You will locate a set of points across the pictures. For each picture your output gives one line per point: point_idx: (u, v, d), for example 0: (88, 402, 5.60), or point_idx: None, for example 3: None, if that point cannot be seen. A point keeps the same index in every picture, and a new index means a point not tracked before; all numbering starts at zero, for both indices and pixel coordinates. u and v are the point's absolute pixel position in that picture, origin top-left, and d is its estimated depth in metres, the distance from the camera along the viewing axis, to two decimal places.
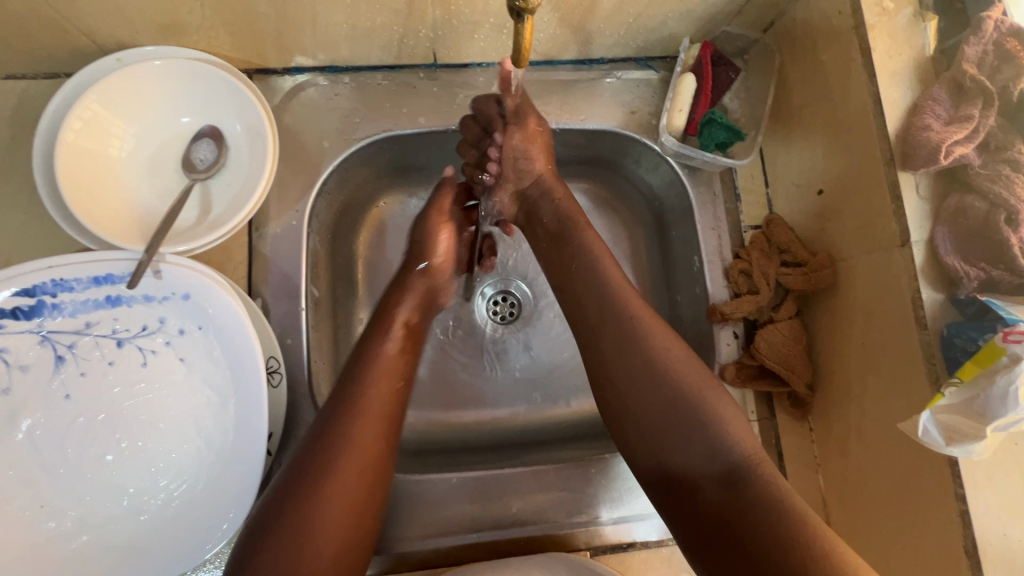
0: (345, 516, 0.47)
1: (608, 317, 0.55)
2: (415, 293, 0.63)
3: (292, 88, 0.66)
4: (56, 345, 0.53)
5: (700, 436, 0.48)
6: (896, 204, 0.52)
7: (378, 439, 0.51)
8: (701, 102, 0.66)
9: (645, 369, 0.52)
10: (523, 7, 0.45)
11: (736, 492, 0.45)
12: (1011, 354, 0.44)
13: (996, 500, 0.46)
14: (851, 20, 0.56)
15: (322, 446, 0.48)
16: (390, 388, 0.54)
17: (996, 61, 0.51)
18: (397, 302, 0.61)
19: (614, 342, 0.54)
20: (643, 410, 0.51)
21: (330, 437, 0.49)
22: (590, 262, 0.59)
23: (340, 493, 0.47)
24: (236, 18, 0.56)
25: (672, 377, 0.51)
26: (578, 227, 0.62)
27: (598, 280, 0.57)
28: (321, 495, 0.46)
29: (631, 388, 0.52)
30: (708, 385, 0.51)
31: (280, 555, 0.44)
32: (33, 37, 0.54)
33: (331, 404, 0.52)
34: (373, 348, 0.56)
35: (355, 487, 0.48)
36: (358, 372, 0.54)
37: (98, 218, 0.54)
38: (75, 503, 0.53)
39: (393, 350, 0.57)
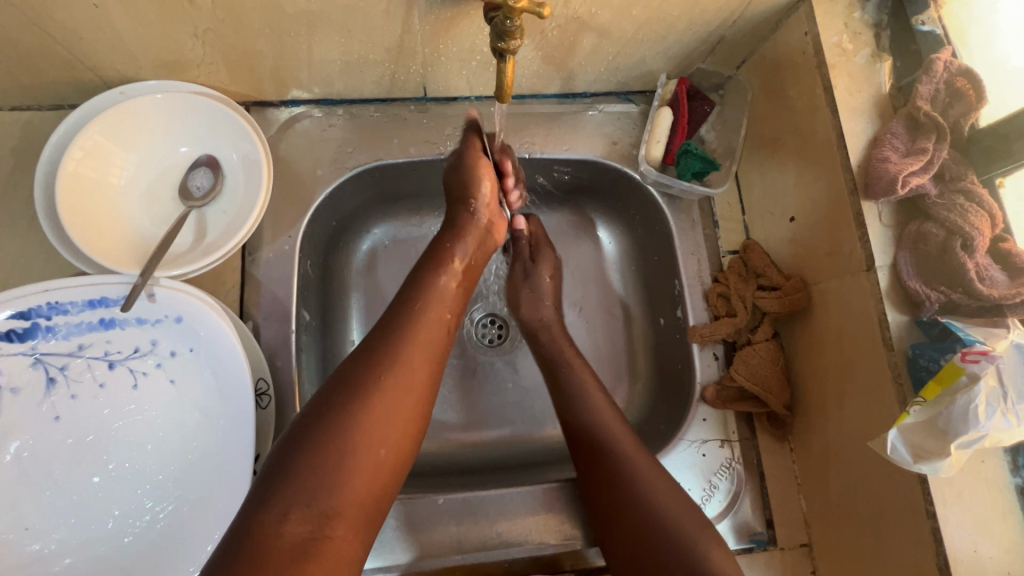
0: (384, 438, 0.46)
1: (597, 446, 0.59)
2: (471, 237, 0.63)
3: (287, 119, 0.70)
4: (48, 367, 0.54)
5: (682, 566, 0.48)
6: (860, 231, 0.55)
7: (424, 365, 0.51)
8: (677, 134, 0.70)
9: (628, 496, 0.54)
10: (504, 48, 0.48)
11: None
12: (970, 372, 0.46)
13: (966, 517, 0.48)
14: (814, 59, 0.59)
15: (368, 366, 0.48)
16: (441, 318, 0.55)
17: (948, 98, 0.54)
18: (456, 241, 0.62)
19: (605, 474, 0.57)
20: (629, 536, 0.52)
21: (376, 358, 0.49)
22: (581, 397, 0.63)
23: (382, 415, 0.46)
24: (235, 54, 0.59)
25: (655, 506, 0.53)
26: (570, 367, 0.67)
27: (580, 397, 0.63)
28: (362, 414, 0.46)
29: (619, 516, 0.54)
30: (692, 512, 0.53)
31: (314, 466, 0.43)
32: (40, 71, 0.57)
33: (379, 329, 0.52)
34: (429, 278, 0.57)
35: (400, 408, 0.47)
36: (413, 300, 0.55)
37: (95, 243, 0.56)
38: (60, 525, 0.53)
39: (449, 282, 0.58)
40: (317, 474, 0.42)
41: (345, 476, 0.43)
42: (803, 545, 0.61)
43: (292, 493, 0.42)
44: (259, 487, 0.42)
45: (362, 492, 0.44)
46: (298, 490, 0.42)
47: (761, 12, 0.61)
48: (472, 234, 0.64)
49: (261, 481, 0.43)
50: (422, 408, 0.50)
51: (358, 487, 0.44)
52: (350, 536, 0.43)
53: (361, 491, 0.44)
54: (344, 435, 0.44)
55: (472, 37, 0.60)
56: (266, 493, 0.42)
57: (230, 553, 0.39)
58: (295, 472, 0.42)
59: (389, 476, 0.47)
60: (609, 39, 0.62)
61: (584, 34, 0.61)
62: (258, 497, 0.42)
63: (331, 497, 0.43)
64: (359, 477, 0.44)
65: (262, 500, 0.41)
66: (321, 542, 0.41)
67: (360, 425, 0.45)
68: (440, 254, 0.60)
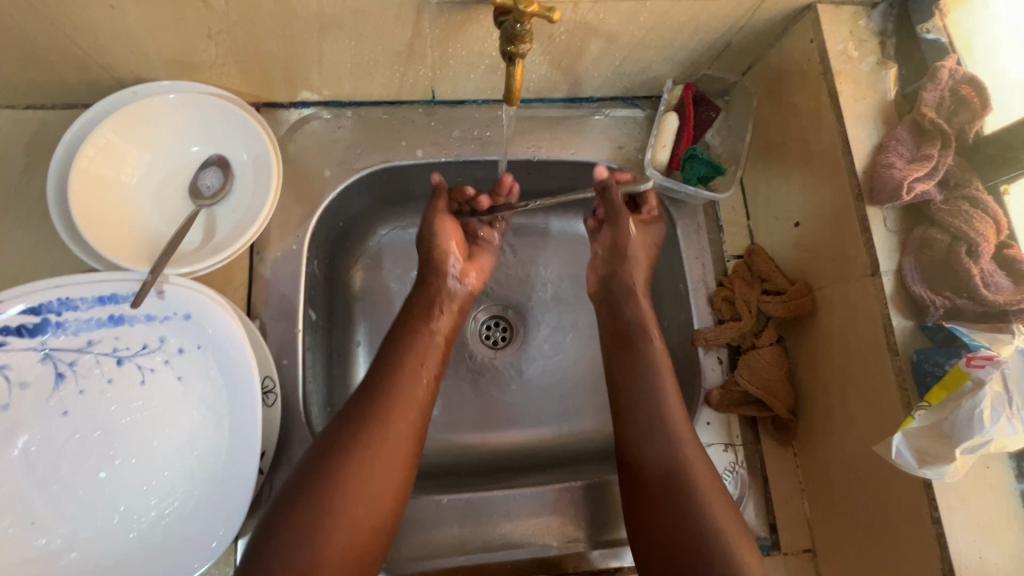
0: (366, 496, 0.52)
1: (656, 433, 0.58)
2: (446, 307, 0.67)
3: (297, 121, 0.70)
4: (57, 362, 0.54)
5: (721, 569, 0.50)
6: (865, 236, 0.55)
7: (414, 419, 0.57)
8: (683, 139, 0.70)
9: (683, 490, 0.55)
10: (514, 52, 0.48)
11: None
12: (976, 377, 0.46)
13: (971, 522, 0.48)
14: (819, 66, 0.60)
15: (352, 427, 0.54)
16: (429, 373, 0.61)
17: (953, 105, 0.55)
18: (439, 301, 0.67)
19: (659, 462, 0.56)
20: (671, 523, 0.53)
21: (359, 420, 0.55)
22: (648, 380, 0.62)
23: (364, 473, 0.52)
24: (247, 55, 0.59)
25: (707, 507, 0.53)
26: (647, 333, 0.66)
27: (650, 377, 0.62)
28: (346, 475, 0.52)
29: (665, 506, 0.54)
30: (733, 517, 0.54)
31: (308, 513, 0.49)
32: (55, 70, 0.58)
33: (366, 390, 0.58)
34: (418, 329, 0.64)
35: (383, 465, 0.53)
36: (405, 356, 0.61)
37: (107, 240, 0.57)
38: (66, 520, 0.53)
39: (432, 338, 0.64)
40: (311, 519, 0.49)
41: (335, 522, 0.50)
42: (806, 551, 0.61)
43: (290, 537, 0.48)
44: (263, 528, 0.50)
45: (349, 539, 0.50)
46: (283, 548, 0.48)
47: (767, 19, 0.62)
48: (442, 297, 0.68)
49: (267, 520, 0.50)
50: (407, 466, 0.55)
51: (344, 538, 0.50)
52: None
53: (350, 539, 0.50)
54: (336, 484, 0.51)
55: (481, 41, 0.60)
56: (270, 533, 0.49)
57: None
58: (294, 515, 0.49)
59: (380, 526, 0.52)
60: (616, 45, 0.63)
61: (591, 39, 0.61)
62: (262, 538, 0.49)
63: (321, 544, 0.49)
64: (347, 523, 0.50)
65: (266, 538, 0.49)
66: None
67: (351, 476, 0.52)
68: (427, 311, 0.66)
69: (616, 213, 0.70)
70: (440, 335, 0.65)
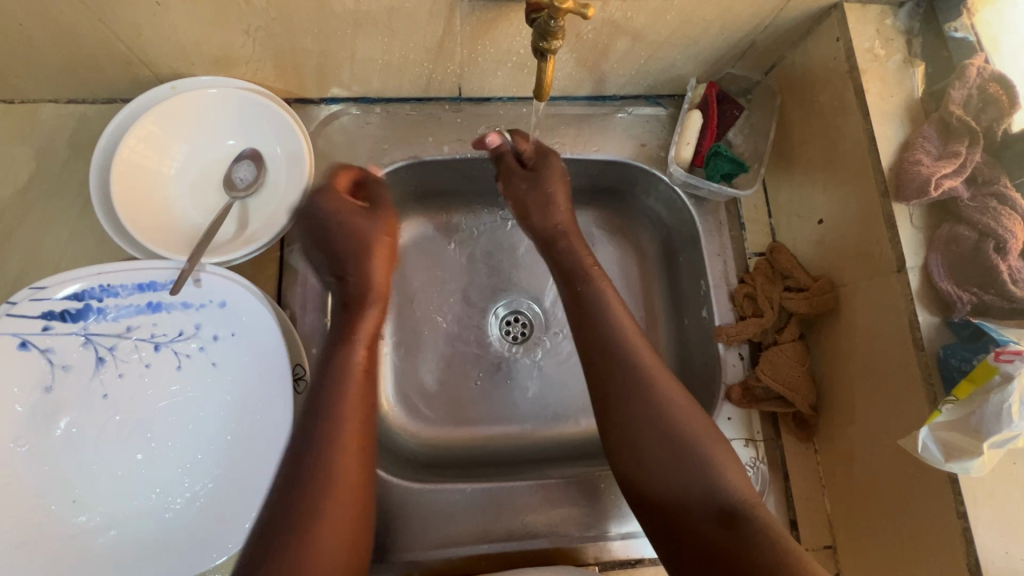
0: (332, 549, 0.50)
1: (617, 363, 0.58)
2: (376, 305, 0.65)
3: (327, 116, 0.72)
4: (98, 346, 0.56)
5: (700, 484, 0.52)
6: (890, 232, 0.55)
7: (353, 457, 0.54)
8: (707, 136, 0.71)
9: (652, 412, 0.55)
10: (546, 48, 0.50)
11: (731, 528, 0.49)
12: (1004, 372, 0.46)
13: (998, 518, 0.48)
14: (845, 65, 0.60)
15: (302, 484, 0.51)
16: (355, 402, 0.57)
17: (980, 104, 0.55)
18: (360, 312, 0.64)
19: (622, 389, 0.57)
20: (648, 442, 0.54)
21: (308, 473, 0.52)
22: (603, 314, 0.62)
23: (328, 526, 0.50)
24: (283, 52, 0.61)
25: (672, 413, 0.55)
26: (587, 278, 0.65)
27: (603, 318, 0.61)
28: (309, 537, 0.49)
29: (634, 428, 0.55)
30: (709, 430, 0.55)
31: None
32: (99, 65, 0.60)
33: (300, 440, 0.54)
34: (328, 366, 0.59)
35: (344, 508, 0.52)
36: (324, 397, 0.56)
37: (147, 230, 0.59)
38: (104, 499, 0.55)
39: (359, 358, 0.60)
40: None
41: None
42: (827, 547, 0.61)
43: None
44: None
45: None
46: None
47: (793, 17, 0.62)
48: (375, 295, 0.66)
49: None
50: (364, 496, 0.54)
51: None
52: None
53: None
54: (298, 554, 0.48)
55: (510, 38, 0.62)
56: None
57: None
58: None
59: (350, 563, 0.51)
60: (643, 43, 0.64)
61: (618, 37, 0.62)
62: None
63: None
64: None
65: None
66: None
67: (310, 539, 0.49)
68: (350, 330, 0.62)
69: (535, 171, 0.71)
70: (363, 353, 0.61)
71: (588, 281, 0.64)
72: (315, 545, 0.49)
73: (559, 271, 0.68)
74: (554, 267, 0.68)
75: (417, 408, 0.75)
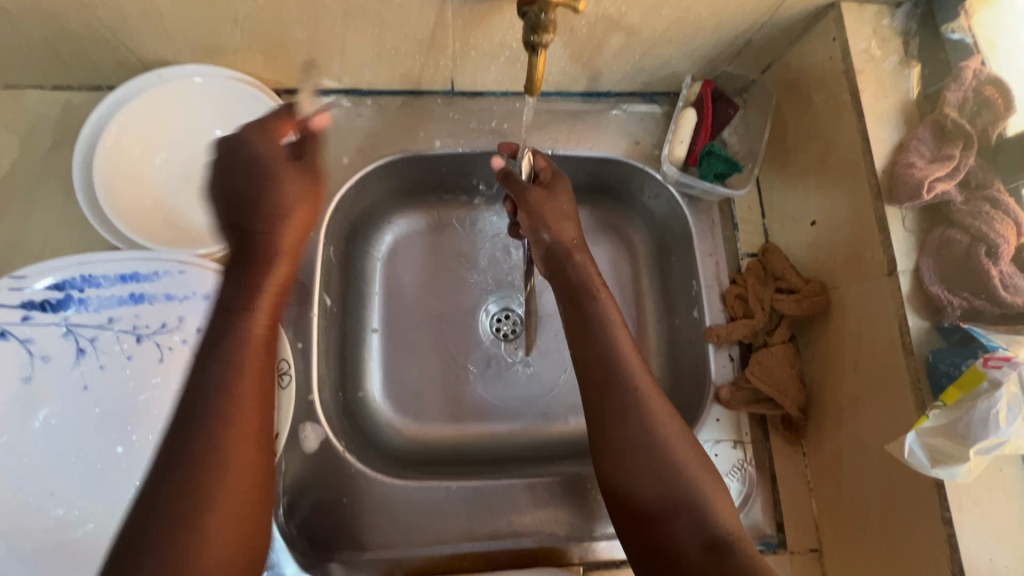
0: (218, 538, 0.41)
1: (611, 384, 0.55)
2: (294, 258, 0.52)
3: (317, 108, 0.71)
4: (78, 338, 0.56)
5: (688, 512, 0.49)
6: (883, 235, 0.55)
7: (248, 439, 0.45)
8: (701, 135, 0.70)
9: (642, 435, 0.52)
10: (537, 42, 0.49)
11: (718, 562, 0.46)
12: (992, 378, 0.46)
13: (983, 524, 0.47)
14: (841, 64, 0.60)
15: (193, 459, 0.42)
16: (255, 371, 0.47)
17: (975, 107, 0.55)
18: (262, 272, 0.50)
19: (616, 410, 0.53)
20: (636, 470, 0.51)
21: (199, 443, 0.43)
22: (601, 332, 0.57)
23: (216, 513, 0.42)
24: (272, 42, 0.60)
25: (664, 436, 0.52)
26: (593, 296, 0.60)
27: (602, 334, 0.57)
28: (190, 524, 0.41)
29: (627, 455, 0.52)
30: (699, 455, 0.52)
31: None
32: (84, 52, 0.59)
33: (191, 407, 0.44)
34: (221, 329, 0.47)
35: (235, 489, 0.43)
36: (210, 362, 0.46)
37: (132, 221, 0.58)
38: (83, 492, 0.54)
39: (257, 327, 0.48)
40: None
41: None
42: (813, 550, 0.61)
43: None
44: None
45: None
46: None
47: (791, 15, 0.62)
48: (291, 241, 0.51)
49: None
50: (263, 475, 0.46)
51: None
52: None
53: None
54: (168, 561, 0.39)
55: (503, 32, 0.61)
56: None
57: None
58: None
59: (239, 569, 0.43)
60: (637, 39, 0.63)
61: (612, 32, 0.61)
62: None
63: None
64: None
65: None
66: None
67: (188, 541, 0.40)
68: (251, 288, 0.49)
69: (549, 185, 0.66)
70: (264, 320, 0.49)
71: (597, 298, 0.59)
72: (195, 547, 0.40)
73: (572, 288, 0.61)
74: (564, 284, 0.62)
75: (405, 404, 0.74)
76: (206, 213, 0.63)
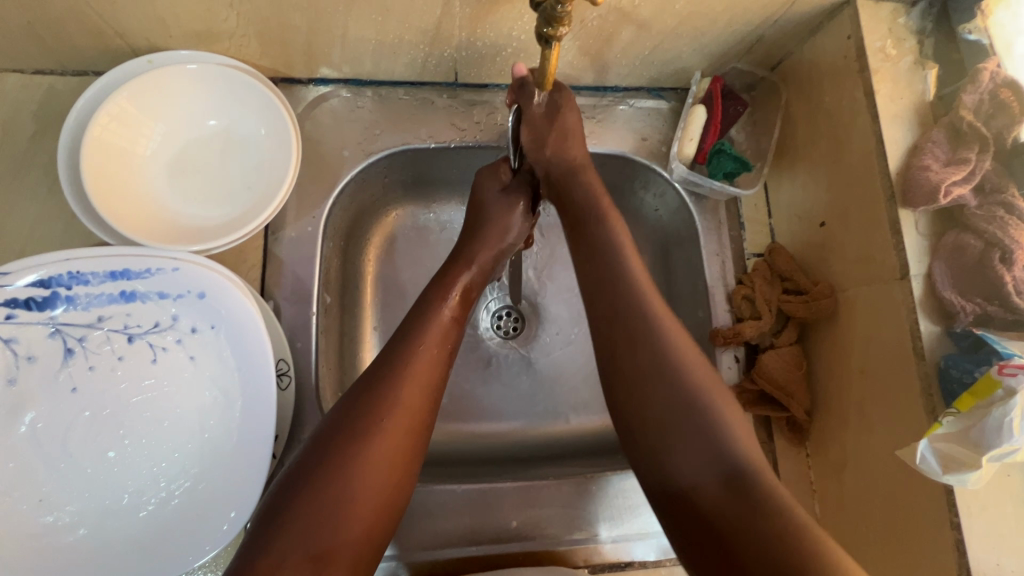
0: (377, 466, 0.46)
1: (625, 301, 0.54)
2: (479, 264, 0.63)
3: (315, 98, 0.68)
4: (66, 338, 0.53)
5: (704, 439, 0.47)
6: (896, 238, 0.54)
7: (422, 403, 0.50)
8: (710, 133, 0.69)
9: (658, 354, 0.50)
10: (551, 35, 0.47)
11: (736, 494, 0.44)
12: (1006, 386, 0.45)
13: (990, 531, 0.48)
14: (856, 63, 0.59)
15: (368, 396, 0.49)
16: (434, 355, 0.53)
17: (991, 109, 0.54)
18: (460, 267, 0.62)
19: (630, 328, 0.52)
20: (650, 390, 0.49)
21: (374, 386, 0.49)
22: (613, 254, 0.57)
23: (382, 445, 0.47)
24: (270, 29, 0.57)
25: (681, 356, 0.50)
26: (601, 220, 0.60)
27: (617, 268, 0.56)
28: (364, 446, 0.46)
29: (642, 366, 0.50)
30: (718, 387, 0.50)
31: (309, 513, 0.43)
32: (69, 35, 0.55)
33: (381, 359, 0.52)
34: (429, 312, 0.56)
35: (399, 430, 0.48)
36: (409, 335, 0.54)
37: (121, 216, 0.55)
38: (74, 499, 0.52)
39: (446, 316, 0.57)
40: (311, 523, 0.43)
41: (339, 527, 0.43)
42: None
43: (287, 544, 0.42)
44: (256, 533, 0.43)
45: (360, 536, 0.45)
46: (294, 539, 0.42)
47: (807, 11, 0.60)
48: (482, 253, 0.63)
49: (258, 526, 0.44)
50: (422, 435, 0.50)
51: (356, 529, 0.44)
52: None
53: (368, 518, 0.45)
54: (335, 477, 0.45)
55: (511, 22, 0.59)
56: (262, 540, 0.42)
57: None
58: (290, 518, 0.43)
59: (390, 510, 0.47)
60: (649, 32, 0.61)
61: (623, 26, 0.60)
62: (249, 558, 0.42)
63: (330, 538, 0.43)
64: (357, 518, 0.44)
65: (261, 546, 0.42)
66: None
67: (355, 462, 0.45)
68: (443, 286, 0.59)
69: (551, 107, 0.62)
70: (454, 304, 0.58)
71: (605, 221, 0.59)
72: (361, 471, 0.45)
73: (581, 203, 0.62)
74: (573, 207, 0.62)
75: None
76: (199, 208, 0.60)
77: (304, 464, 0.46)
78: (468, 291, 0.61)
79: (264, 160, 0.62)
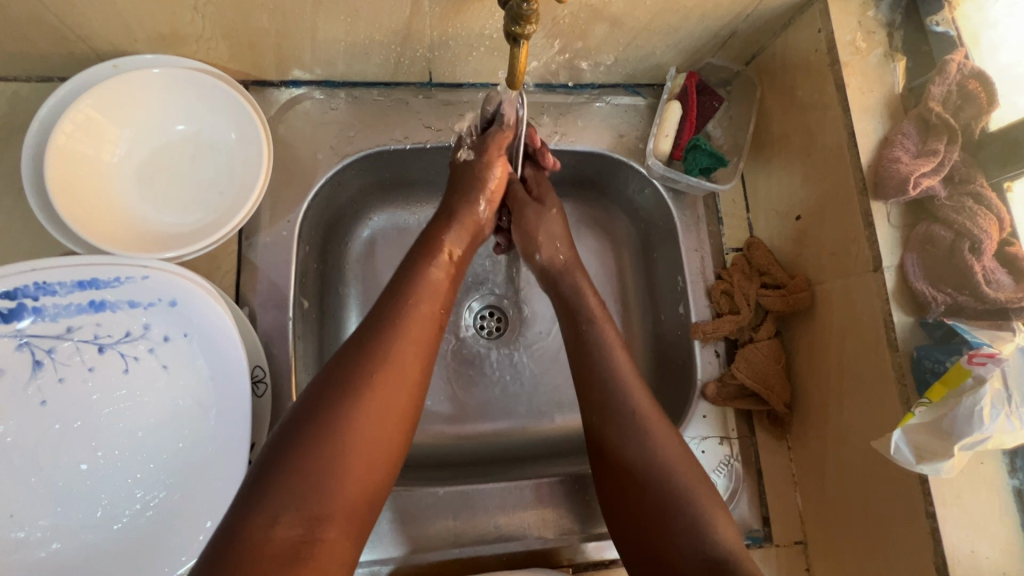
0: (370, 423, 0.46)
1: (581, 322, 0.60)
2: (462, 224, 0.62)
3: (288, 100, 0.68)
4: (34, 350, 0.52)
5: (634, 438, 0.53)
6: (868, 230, 0.55)
7: (415, 363, 0.50)
8: (686, 129, 0.69)
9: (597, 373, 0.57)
10: (519, 32, 0.46)
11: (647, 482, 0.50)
12: (976, 375, 0.47)
13: (965, 518, 0.48)
14: (827, 56, 0.59)
15: (360, 358, 0.48)
16: (426, 314, 0.53)
17: (959, 100, 0.54)
18: (441, 232, 0.61)
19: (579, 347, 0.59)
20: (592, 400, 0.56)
21: (366, 347, 0.49)
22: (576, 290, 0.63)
23: (374, 405, 0.46)
24: (237, 32, 0.57)
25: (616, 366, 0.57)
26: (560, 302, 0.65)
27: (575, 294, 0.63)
28: (357, 405, 0.46)
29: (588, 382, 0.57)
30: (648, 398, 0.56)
31: (301, 471, 0.42)
32: (30, 41, 0.54)
33: (371, 321, 0.51)
34: (420, 273, 0.56)
35: (394, 389, 0.48)
36: (405, 297, 0.53)
37: (89, 225, 0.54)
38: (46, 513, 0.51)
39: (438, 274, 0.57)
40: (305, 481, 0.42)
41: (333, 485, 0.43)
42: (797, 544, 0.61)
43: (280, 501, 0.41)
44: (246, 490, 0.42)
45: (355, 497, 0.44)
46: (287, 495, 0.42)
47: (776, 5, 0.61)
48: (466, 216, 0.63)
49: (248, 485, 0.43)
50: (415, 399, 0.49)
51: (351, 488, 0.44)
52: (341, 540, 0.43)
53: (361, 477, 0.45)
54: (326, 435, 0.44)
55: (482, 22, 0.58)
56: (254, 498, 0.42)
57: (217, 558, 0.39)
58: (281, 479, 0.42)
59: (382, 471, 0.46)
60: (622, 29, 0.61)
61: (596, 23, 0.59)
62: (241, 513, 0.41)
63: (326, 495, 0.43)
64: (351, 478, 0.44)
65: (252, 505, 0.41)
66: (313, 545, 0.41)
67: (347, 420, 0.45)
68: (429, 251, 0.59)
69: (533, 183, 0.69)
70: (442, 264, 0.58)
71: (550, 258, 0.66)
72: (353, 429, 0.45)
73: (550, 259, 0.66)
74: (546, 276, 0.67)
75: None
76: (169, 214, 0.59)
77: (294, 423, 0.45)
78: (456, 252, 0.61)
79: (236, 164, 0.61)
